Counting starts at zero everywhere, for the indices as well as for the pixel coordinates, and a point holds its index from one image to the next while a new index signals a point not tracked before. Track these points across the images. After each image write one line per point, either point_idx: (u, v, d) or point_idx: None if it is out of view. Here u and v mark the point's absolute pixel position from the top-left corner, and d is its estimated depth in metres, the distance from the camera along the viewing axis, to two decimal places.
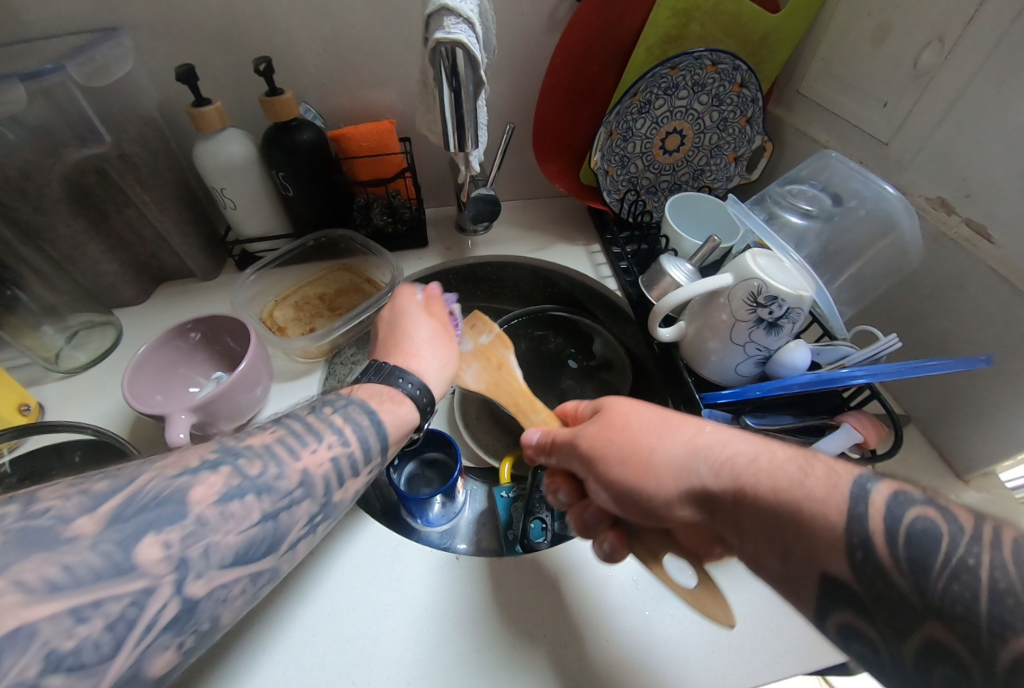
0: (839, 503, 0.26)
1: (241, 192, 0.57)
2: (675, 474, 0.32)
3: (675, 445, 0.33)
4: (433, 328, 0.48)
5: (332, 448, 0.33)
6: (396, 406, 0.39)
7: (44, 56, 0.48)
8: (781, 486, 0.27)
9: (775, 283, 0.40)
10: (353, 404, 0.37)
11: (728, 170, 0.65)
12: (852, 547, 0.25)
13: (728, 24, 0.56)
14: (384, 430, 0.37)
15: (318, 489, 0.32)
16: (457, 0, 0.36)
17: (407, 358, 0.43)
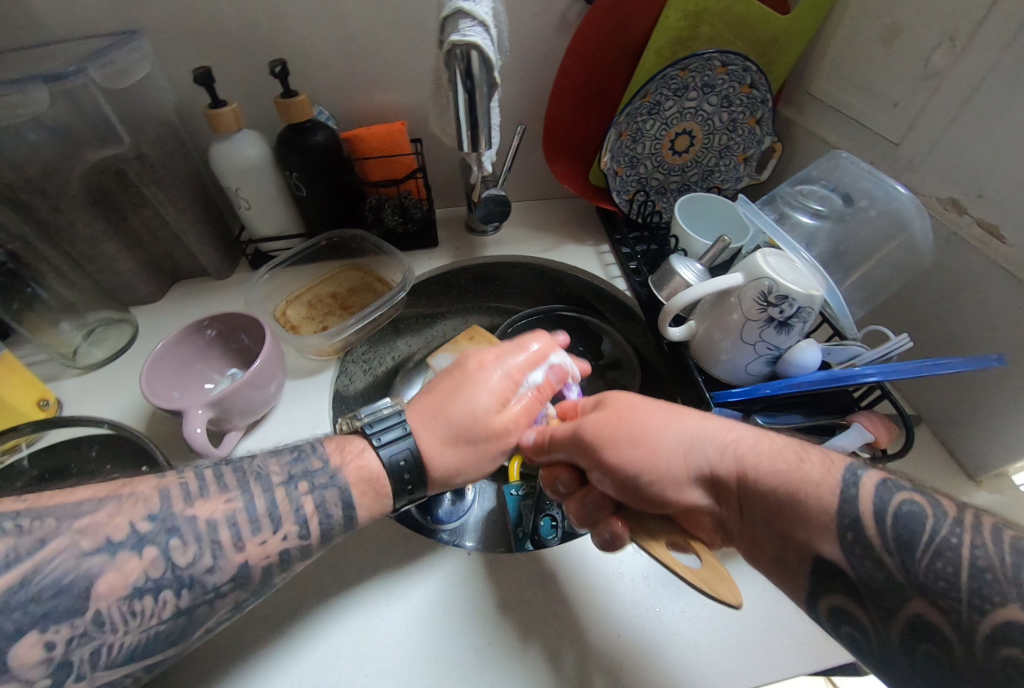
0: (833, 485, 0.29)
1: (256, 192, 0.58)
2: (683, 452, 0.33)
3: (682, 426, 0.35)
4: (509, 405, 0.40)
5: (285, 540, 0.30)
6: (373, 494, 0.34)
7: (65, 58, 0.49)
8: (782, 466, 0.31)
9: (786, 282, 0.41)
10: (336, 485, 0.33)
11: (737, 171, 0.65)
12: (844, 528, 0.27)
13: (738, 26, 0.56)
14: (354, 520, 0.34)
15: (254, 580, 0.29)
16: (472, 3, 0.37)
17: (444, 424, 0.37)
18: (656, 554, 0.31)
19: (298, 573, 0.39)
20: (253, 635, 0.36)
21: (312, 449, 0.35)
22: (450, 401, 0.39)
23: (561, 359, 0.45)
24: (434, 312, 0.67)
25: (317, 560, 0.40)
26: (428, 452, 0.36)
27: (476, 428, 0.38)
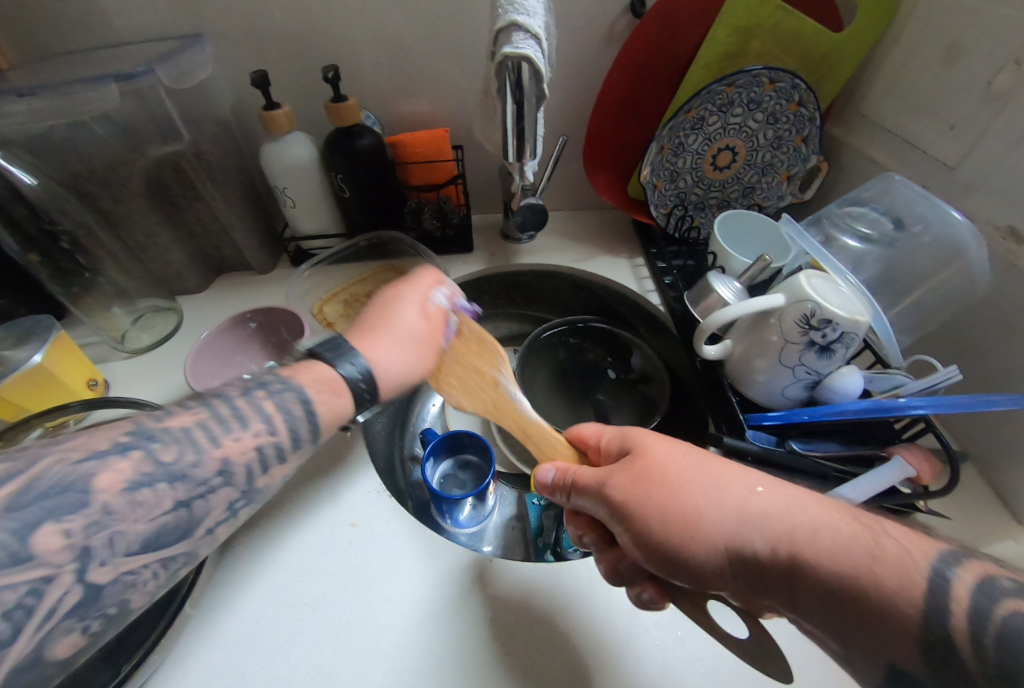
0: (913, 592, 0.23)
1: (302, 192, 0.60)
2: (722, 536, 0.29)
3: (724, 503, 0.30)
4: (433, 330, 0.42)
5: (263, 437, 0.30)
6: (331, 412, 0.34)
7: (135, 58, 0.53)
8: (843, 565, 0.25)
9: (830, 306, 0.40)
10: (292, 388, 0.33)
11: (780, 189, 0.64)
12: (930, 641, 0.22)
13: (788, 43, 0.55)
14: (325, 427, 0.34)
15: (239, 477, 0.29)
16: (527, 16, 0.37)
17: (381, 339, 0.39)
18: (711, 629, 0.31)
19: (322, 562, 0.40)
20: (275, 624, 0.36)
21: (267, 372, 0.34)
22: (382, 325, 0.40)
23: (450, 287, 0.46)
24: None
25: (347, 549, 0.41)
26: (380, 367, 0.37)
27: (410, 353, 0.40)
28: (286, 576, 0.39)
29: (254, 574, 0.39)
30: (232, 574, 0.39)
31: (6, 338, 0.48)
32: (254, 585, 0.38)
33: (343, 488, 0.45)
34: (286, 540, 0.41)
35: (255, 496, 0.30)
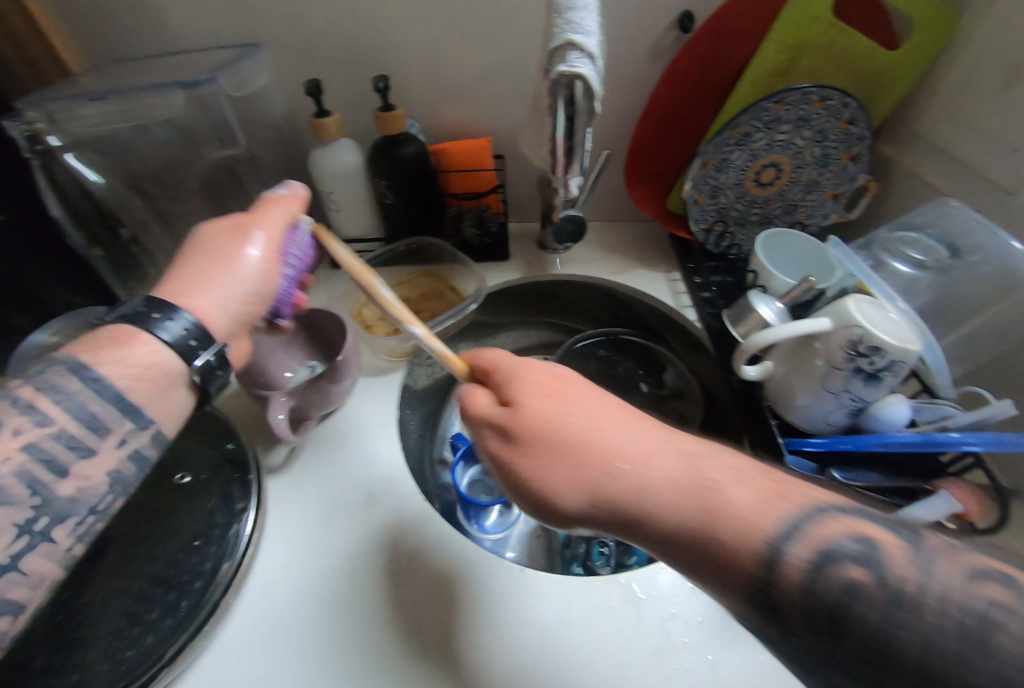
0: (749, 569, 0.22)
1: (346, 197, 0.62)
2: (576, 505, 0.28)
3: (584, 475, 0.28)
4: (271, 263, 0.41)
5: (43, 435, 0.31)
6: (152, 382, 0.35)
7: (198, 65, 0.55)
8: (677, 543, 0.24)
9: (879, 333, 0.39)
10: (92, 374, 0.33)
11: (824, 208, 0.62)
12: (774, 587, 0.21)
13: (841, 60, 0.54)
14: (138, 410, 0.34)
15: (22, 494, 0.29)
16: (582, 34, 0.37)
17: (197, 290, 0.38)
18: None
19: (362, 564, 0.42)
20: (318, 617, 0.39)
21: (43, 368, 0.33)
22: (199, 276, 0.38)
23: (278, 206, 0.43)
24: (498, 323, 0.69)
25: (385, 551, 0.43)
26: (207, 319, 0.38)
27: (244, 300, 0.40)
28: (329, 570, 0.42)
29: (301, 567, 0.42)
30: (281, 569, 0.42)
31: (69, 328, 0.52)
32: (301, 577, 0.42)
33: (381, 491, 0.47)
34: (330, 537, 0.44)
35: (57, 509, 0.31)
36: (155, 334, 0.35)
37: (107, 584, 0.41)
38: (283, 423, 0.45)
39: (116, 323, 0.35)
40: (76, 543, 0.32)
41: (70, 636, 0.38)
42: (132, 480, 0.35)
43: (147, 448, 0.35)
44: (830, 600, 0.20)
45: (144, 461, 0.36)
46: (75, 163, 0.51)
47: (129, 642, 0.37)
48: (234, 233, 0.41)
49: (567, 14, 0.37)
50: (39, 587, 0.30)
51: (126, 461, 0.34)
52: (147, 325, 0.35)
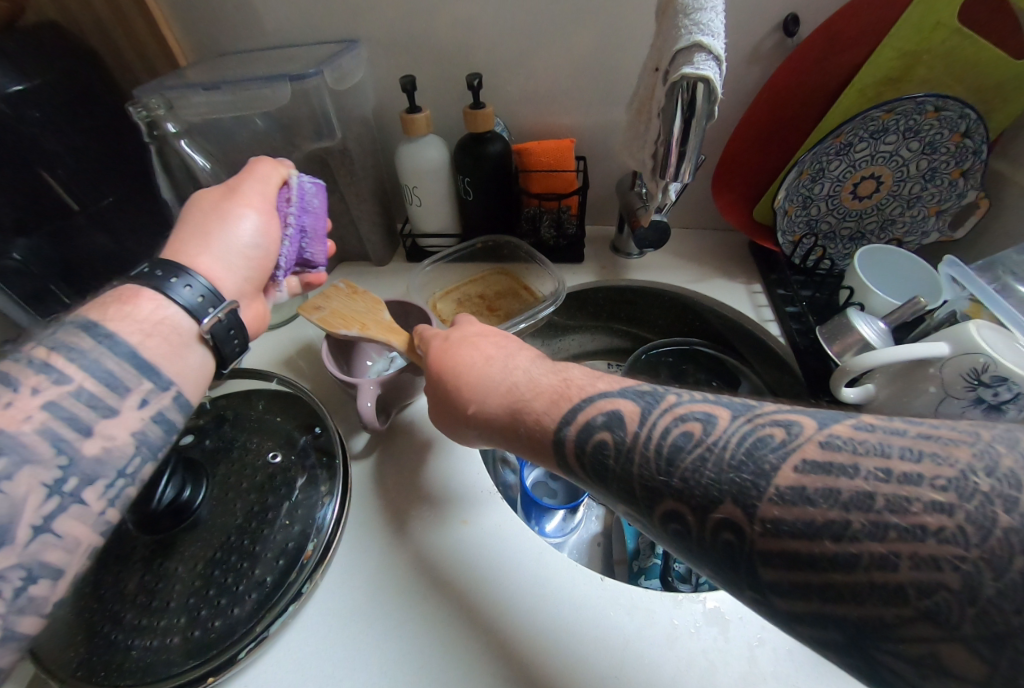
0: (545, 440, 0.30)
1: (428, 192, 0.63)
2: (462, 430, 0.38)
3: (460, 408, 0.37)
4: (271, 225, 0.43)
5: (55, 393, 0.30)
6: (166, 341, 0.36)
7: (301, 60, 0.57)
8: (509, 436, 0.33)
9: (1007, 363, 0.36)
10: (109, 335, 0.33)
11: (925, 225, 0.59)
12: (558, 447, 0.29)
13: (962, 69, 0.51)
14: (155, 368, 0.35)
15: (45, 452, 0.29)
16: (711, 37, 0.36)
17: (207, 253, 0.40)
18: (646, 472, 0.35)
19: (437, 555, 0.43)
20: (397, 607, 0.40)
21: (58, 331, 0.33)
22: (208, 235, 0.40)
23: (265, 173, 0.44)
24: (568, 324, 0.69)
25: (462, 547, 0.43)
26: (214, 278, 0.40)
27: (244, 262, 0.42)
28: (407, 563, 0.42)
29: (380, 555, 0.43)
30: (360, 556, 0.43)
31: None
32: (381, 567, 0.42)
33: (456, 487, 0.48)
34: (406, 528, 0.45)
35: (83, 468, 0.30)
36: (167, 295, 0.36)
37: (193, 552, 0.43)
38: (370, 410, 0.46)
39: (127, 287, 0.36)
40: (110, 508, 0.32)
41: (158, 600, 0.40)
42: (158, 443, 0.35)
43: (171, 410, 0.35)
44: (589, 452, 0.27)
45: (169, 424, 0.35)
46: (187, 149, 0.54)
47: (214, 611, 0.39)
48: (235, 194, 0.42)
49: (695, 15, 0.36)
50: (76, 551, 0.30)
51: (150, 422, 0.34)
52: (161, 288, 0.36)
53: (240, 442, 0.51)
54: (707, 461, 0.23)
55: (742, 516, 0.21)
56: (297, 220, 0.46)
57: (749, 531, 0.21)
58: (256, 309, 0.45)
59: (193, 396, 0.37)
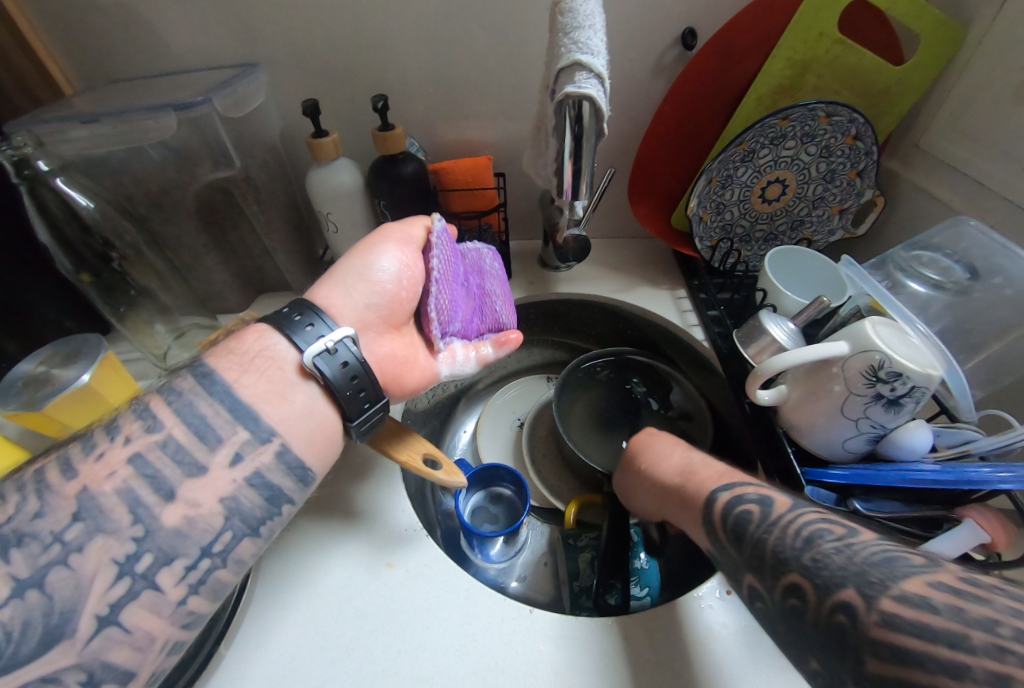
0: (705, 496, 0.36)
1: (344, 216, 0.61)
2: (659, 480, 0.41)
3: (667, 461, 0.42)
4: (410, 266, 0.42)
5: (148, 444, 0.30)
6: (269, 380, 0.34)
7: (194, 86, 0.54)
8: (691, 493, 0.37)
9: (900, 358, 0.37)
10: (216, 384, 0.33)
11: (830, 223, 0.62)
12: (707, 524, 0.35)
13: (847, 75, 0.54)
14: (255, 417, 0.33)
15: (124, 519, 0.28)
16: (591, 55, 0.35)
17: (340, 286, 0.40)
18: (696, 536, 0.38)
19: (349, 593, 0.40)
20: (310, 669, 0.36)
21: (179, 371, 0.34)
22: (352, 271, 0.41)
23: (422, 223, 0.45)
24: None
25: (385, 595, 0.40)
26: (335, 311, 0.39)
27: (382, 299, 0.41)
28: (325, 613, 0.39)
29: (299, 614, 0.39)
30: (257, 607, 0.39)
31: (56, 355, 0.51)
32: (291, 622, 0.39)
33: (382, 527, 0.45)
34: (328, 575, 0.41)
35: (164, 534, 0.28)
36: (282, 330, 0.36)
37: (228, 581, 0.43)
38: None
39: (261, 322, 0.37)
40: (189, 594, 0.29)
41: None
42: (251, 512, 0.31)
43: (272, 471, 0.32)
44: (730, 525, 0.33)
45: (269, 489, 0.32)
46: (64, 188, 0.47)
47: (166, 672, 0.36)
48: (381, 231, 0.43)
49: (574, 35, 0.36)
50: (149, 649, 0.28)
51: (242, 487, 0.31)
52: (281, 322, 0.36)
53: None
54: (839, 554, 0.29)
55: (860, 602, 0.26)
56: (443, 263, 0.43)
57: (863, 617, 0.26)
58: (393, 350, 0.43)
59: (304, 455, 0.34)
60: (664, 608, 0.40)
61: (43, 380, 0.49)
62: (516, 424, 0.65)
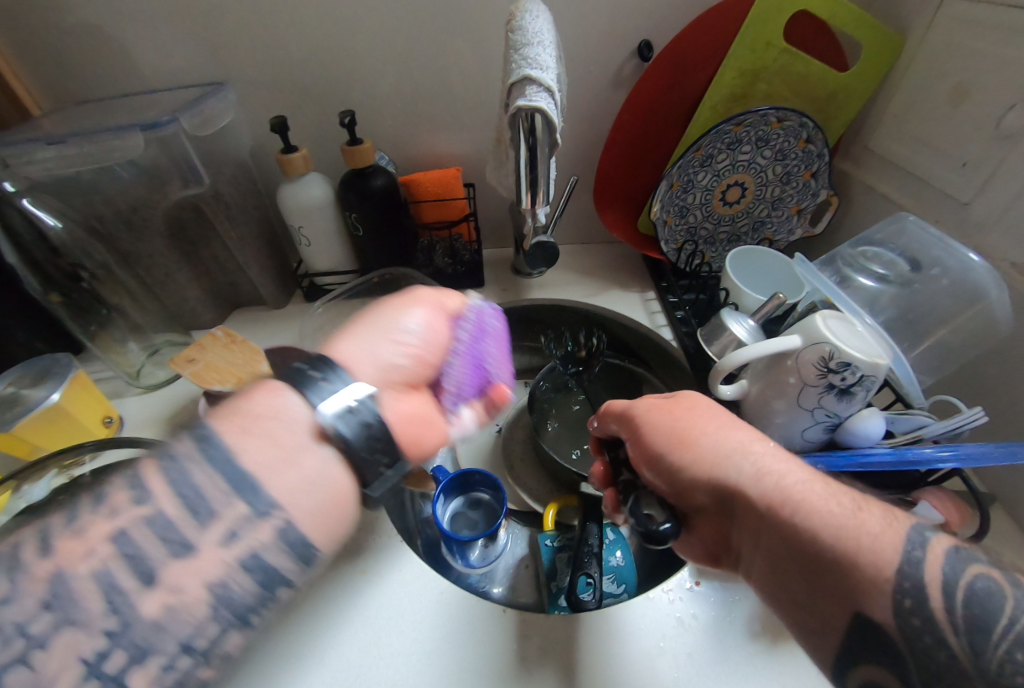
0: (894, 544, 0.26)
1: (316, 230, 0.62)
2: (789, 504, 0.29)
3: (791, 475, 0.30)
4: (437, 332, 0.37)
5: (123, 515, 0.23)
6: (275, 443, 0.26)
7: (161, 105, 0.55)
8: (860, 541, 0.26)
9: (848, 349, 0.39)
10: (212, 444, 0.25)
11: (790, 223, 0.64)
12: (901, 593, 0.25)
13: (795, 82, 0.56)
14: (255, 486, 0.24)
15: (98, 608, 0.21)
16: (539, 69, 0.37)
17: (358, 341, 0.34)
18: (788, 590, 0.29)
19: (330, 606, 0.40)
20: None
21: None
22: (371, 328, 0.35)
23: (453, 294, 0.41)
24: None
25: (362, 603, 0.40)
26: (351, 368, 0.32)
27: (408, 361, 0.34)
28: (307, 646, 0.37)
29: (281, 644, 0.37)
30: None
31: (25, 375, 0.50)
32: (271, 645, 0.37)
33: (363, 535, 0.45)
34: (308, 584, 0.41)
35: (135, 634, 0.21)
36: (291, 383, 0.27)
37: None
38: None
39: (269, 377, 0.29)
40: None
41: None
42: (245, 605, 0.23)
43: (274, 553, 0.24)
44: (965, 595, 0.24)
45: (266, 573, 0.24)
46: (31, 208, 0.48)
47: None
48: (410, 293, 0.39)
49: (523, 51, 0.37)
50: None
51: (238, 569, 0.23)
52: (292, 371, 0.28)
53: None
54: None
55: None
56: (467, 336, 0.40)
57: None
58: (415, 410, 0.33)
59: (315, 537, 0.25)
60: (634, 604, 0.41)
61: (12, 401, 0.48)
62: (494, 429, 0.66)
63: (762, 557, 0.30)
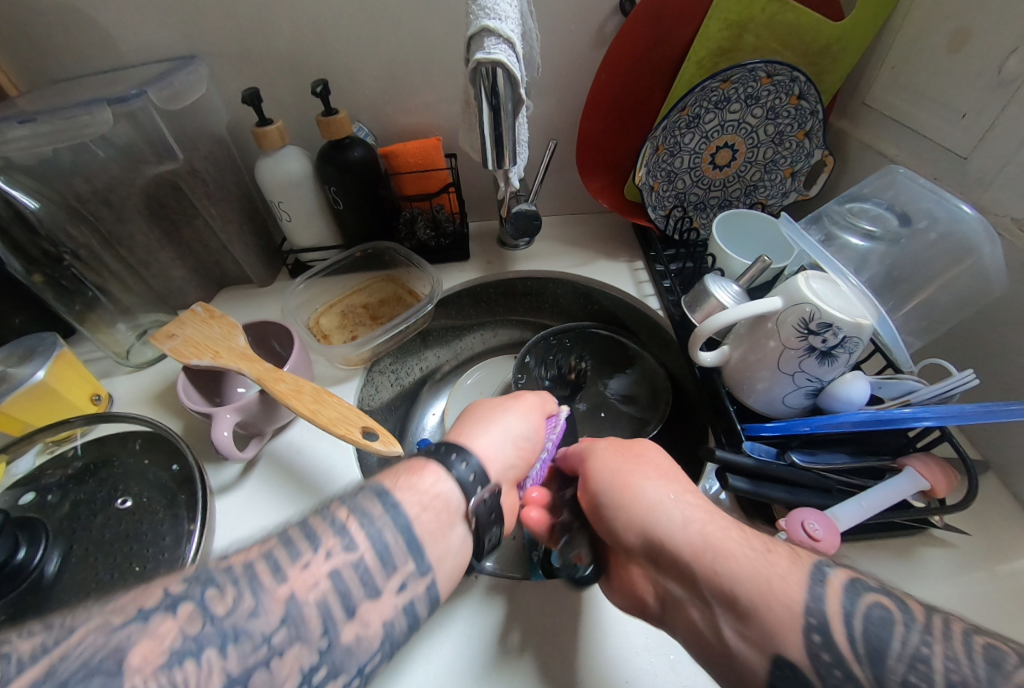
0: (800, 579, 0.27)
1: (296, 205, 0.61)
2: (709, 545, 0.30)
3: (715, 522, 0.32)
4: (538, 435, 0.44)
5: (331, 557, 0.27)
6: (438, 517, 0.32)
7: (129, 81, 0.54)
8: (770, 578, 0.28)
9: (830, 308, 0.37)
10: (394, 508, 0.30)
11: (783, 186, 0.62)
12: (810, 629, 0.26)
13: (785, 33, 0.53)
14: (422, 549, 0.30)
15: (315, 629, 0.25)
16: (498, 20, 0.35)
17: (480, 435, 0.40)
18: (712, 642, 0.29)
19: None
20: None
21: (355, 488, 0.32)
22: (486, 421, 0.42)
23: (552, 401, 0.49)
24: (463, 325, 0.69)
25: None
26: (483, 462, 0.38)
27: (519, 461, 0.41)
28: None
29: None
30: None
31: (12, 355, 0.51)
32: None
33: None
34: None
35: (336, 658, 0.26)
36: (447, 470, 0.34)
37: None
38: (228, 439, 0.44)
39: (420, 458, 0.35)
40: None
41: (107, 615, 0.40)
42: (398, 644, 0.28)
43: (421, 604, 0.30)
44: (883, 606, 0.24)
45: (413, 620, 0.29)
46: (6, 187, 0.48)
47: None
48: (518, 395, 0.46)
49: (481, 2, 0.36)
50: None
51: (401, 613, 0.29)
52: (441, 457, 0.35)
53: (107, 482, 0.46)
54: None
55: None
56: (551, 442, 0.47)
57: None
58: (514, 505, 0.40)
59: (444, 589, 0.31)
60: None
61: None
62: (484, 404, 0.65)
63: (685, 603, 0.31)
